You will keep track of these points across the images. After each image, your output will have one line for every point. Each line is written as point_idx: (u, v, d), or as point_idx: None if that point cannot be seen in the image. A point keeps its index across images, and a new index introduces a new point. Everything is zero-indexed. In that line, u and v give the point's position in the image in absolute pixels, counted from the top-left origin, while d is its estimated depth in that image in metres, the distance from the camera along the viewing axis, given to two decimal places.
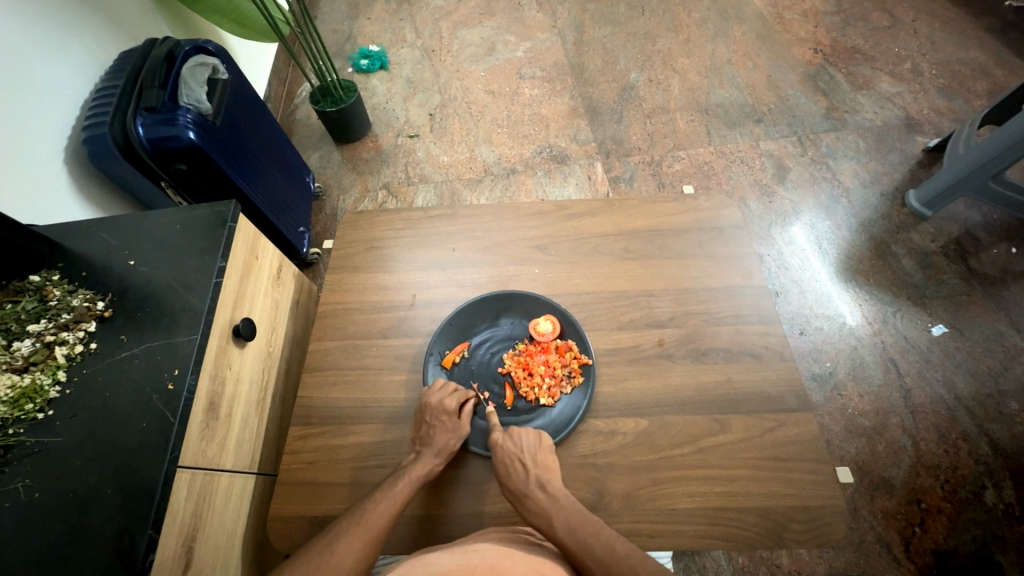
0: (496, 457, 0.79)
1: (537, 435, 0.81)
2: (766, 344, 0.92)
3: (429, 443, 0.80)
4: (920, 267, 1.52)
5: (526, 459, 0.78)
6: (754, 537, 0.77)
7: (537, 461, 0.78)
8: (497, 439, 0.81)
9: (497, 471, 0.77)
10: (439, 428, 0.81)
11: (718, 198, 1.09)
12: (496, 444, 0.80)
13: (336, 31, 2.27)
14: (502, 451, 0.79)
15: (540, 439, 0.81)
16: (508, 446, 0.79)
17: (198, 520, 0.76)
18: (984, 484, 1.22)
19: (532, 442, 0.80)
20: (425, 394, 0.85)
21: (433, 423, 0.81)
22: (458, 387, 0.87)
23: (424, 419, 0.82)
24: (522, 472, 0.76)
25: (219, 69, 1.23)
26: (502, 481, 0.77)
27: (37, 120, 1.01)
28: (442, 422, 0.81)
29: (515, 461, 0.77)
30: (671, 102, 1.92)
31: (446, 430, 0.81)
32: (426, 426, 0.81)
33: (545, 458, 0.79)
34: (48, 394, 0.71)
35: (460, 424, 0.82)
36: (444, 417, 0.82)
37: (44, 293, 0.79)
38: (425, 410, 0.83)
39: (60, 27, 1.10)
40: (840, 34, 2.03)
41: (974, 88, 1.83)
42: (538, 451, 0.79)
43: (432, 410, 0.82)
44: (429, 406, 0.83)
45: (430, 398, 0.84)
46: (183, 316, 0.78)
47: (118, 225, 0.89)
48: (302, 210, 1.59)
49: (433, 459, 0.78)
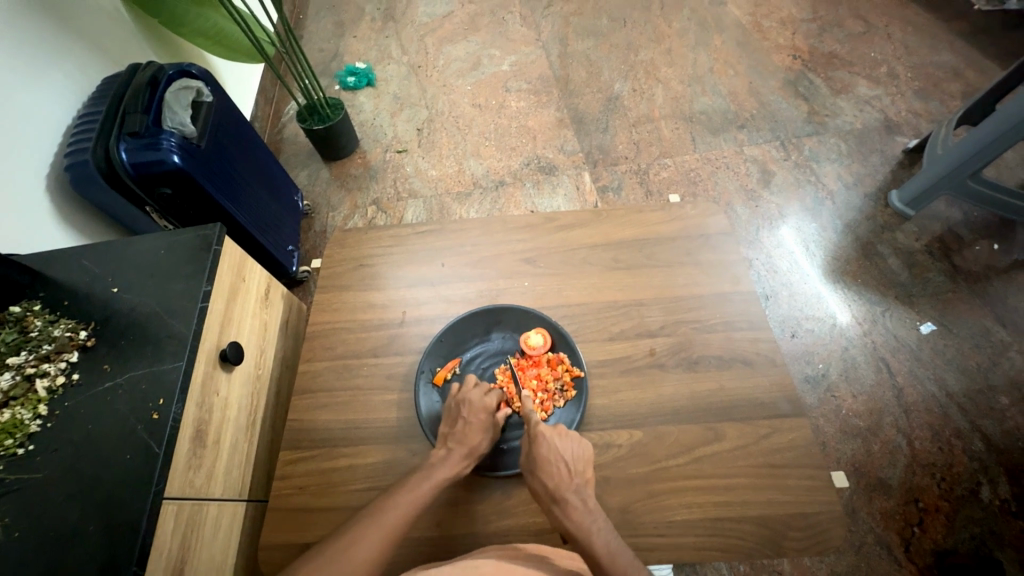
0: (541, 451, 0.78)
1: (583, 443, 0.80)
2: (758, 350, 0.92)
3: (461, 443, 0.79)
4: (906, 266, 1.54)
5: (570, 465, 0.77)
6: (753, 546, 0.77)
7: (580, 470, 0.78)
8: (546, 434, 0.79)
9: (539, 466, 0.77)
10: (475, 428, 0.81)
11: (704, 206, 1.10)
12: (542, 439, 0.79)
13: (322, 50, 2.28)
14: (550, 448, 0.78)
15: (585, 449, 0.80)
16: (556, 445, 0.78)
17: (186, 553, 0.74)
18: (980, 480, 1.22)
19: (578, 450, 0.79)
20: (464, 391, 0.85)
21: (469, 421, 0.81)
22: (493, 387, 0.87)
23: (461, 415, 0.82)
24: (567, 477, 0.76)
25: (204, 92, 1.23)
26: (543, 477, 0.76)
27: (19, 149, 1.01)
28: (475, 421, 0.82)
29: (560, 464, 0.77)
30: (656, 111, 1.95)
31: (478, 431, 0.81)
32: (462, 423, 0.81)
33: (586, 469, 0.78)
34: (28, 428, 0.69)
35: (494, 426, 0.83)
36: (479, 416, 0.82)
37: (25, 323, 0.77)
38: (463, 404, 0.83)
39: (40, 54, 1.09)
40: (817, 40, 2.08)
41: (948, 90, 1.88)
42: (581, 460, 0.78)
43: (470, 407, 0.82)
44: (468, 402, 0.83)
45: (471, 394, 0.84)
46: (168, 344, 0.76)
47: (101, 252, 0.88)
48: (291, 229, 1.59)
49: (462, 464, 0.78)
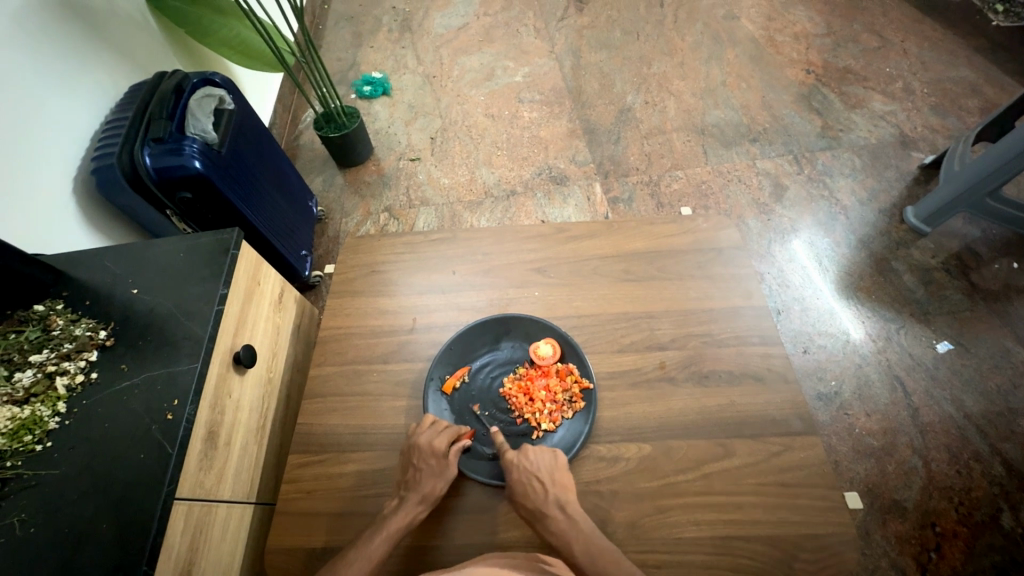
0: (513, 476, 0.79)
1: (552, 453, 0.82)
2: (769, 365, 0.91)
3: (415, 489, 0.78)
4: (922, 283, 1.51)
5: (544, 478, 0.78)
6: (764, 568, 0.75)
7: (555, 480, 0.79)
8: (513, 460, 0.81)
9: (515, 490, 0.78)
10: (426, 474, 0.79)
11: (717, 219, 1.10)
12: (512, 464, 0.81)
13: (340, 59, 2.34)
14: (520, 470, 0.79)
15: (555, 458, 0.81)
16: (524, 464, 0.80)
17: (194, 554, 0.75)
18: (999, 506, 1.19)
19: (548, 461, 0.81)
20: (415, 433, 0.84)
21: (422, 466, 0.80)
22: (449, 424, 0.86)
23: (412, 462, 0.81)
24: (542, 492, 0.77)
25: (226, 100, 1.26)
26: (519, 500, 0.77)
27: (47, 152, 1.04)
28: (429, 467, 0.80)
29: (533, 480, 0.78)
30: (668, 123, 1.95)
31: (434, 475, 0.79)
32: (412, 469, 0.80)
33: (562, 477, 0.79)
34: (46, 425, 0.70)
35: (448, 466, 0.81)
36: (432, 460, 0.80)
37: (48, 322, 0.79)
38: (414, 450, 0.81)
39: (71, 63, 1.14)
40: (832, 55, 2.08)
41: (966, 106, 1.86)
42: (555, 470, 0.80)
43: (420, 452, 0.81)
44: (417, 447, 0.82)
45: (420, 437, 0.83)
46: (184, 345, 0.78)
47: (122, 254, 0.90)
48: (305, 235, 1.61)
49: (417, 507, 0.77)
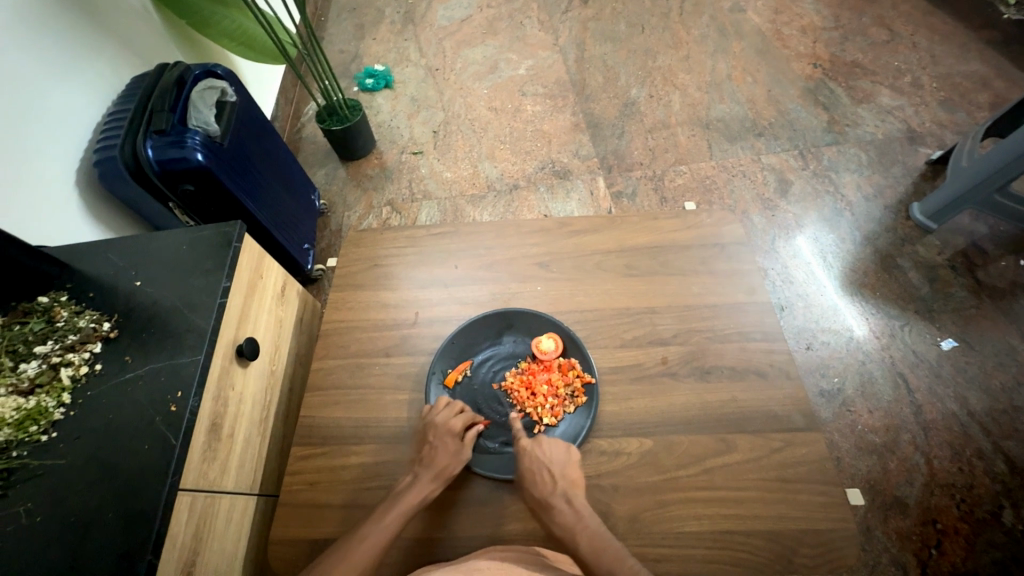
0: (526, 464, 0.81)
1: (567, 449, 0.82)
2: (772, 361, 0.91)
3: (429, 465, 0.80)
4: (927, 280, 1.50)
5: (555, 471, 0.79)
6: (764, 563, 0.75)
7: (565, 475, 0.79)
8: (526, 447, 0.83)
9: (524, 477, 0.79)
10: (442, 450, 0.81)
11: (720, 214, 1.09)
12: (524, 451, 0.82)
13: (342, 51, 2.32)
14: (533, 460, 0.80)
15: (569, 453, 0.82)
16: (538, 454, 0.81)
17: (198, 543, 0.76)
18: (1001, 504, 1.19)
19: (562, 455, 0.81)
20: (429, 413, 0.85)
21: (437, 443, 0.81)
22: (463, 407, 0.87)
23: (428, 438, 0.82)
24: (550, 483, 0.77)
25: (227, 91, 1.26)
26: (528, 487, 0.78)
27: (50, 144, 1.04)
28: (445, 444, 0.81)
29: (544, 471, 0.79)
30: (672, 117, 1.93)
31: (450, 452, 0.81)
32: (428, 446, 0.81)
33: (572, 472, 0.80)
34: (52, 416, 0.71)
35: (464, 449, 0.83)
36: (448, 438, 0.82)
37: (52, 314, 0.79)
38: (430, 428, 0.83)
39: (72, 54, 1.13)
40: (839, 48, 2.05)
41: (975, 101, 1.84)
42: (567, 466, 0.80)
43: (436, 430, 0.83)
44: (433, 425, 0.83)
45: (436, 416, 0.84)
46: (187, 338, 0.78)
47: (125, 246, 0.90)
48: (307, 228, 1.61)
49: (430, 484, 0.78)
